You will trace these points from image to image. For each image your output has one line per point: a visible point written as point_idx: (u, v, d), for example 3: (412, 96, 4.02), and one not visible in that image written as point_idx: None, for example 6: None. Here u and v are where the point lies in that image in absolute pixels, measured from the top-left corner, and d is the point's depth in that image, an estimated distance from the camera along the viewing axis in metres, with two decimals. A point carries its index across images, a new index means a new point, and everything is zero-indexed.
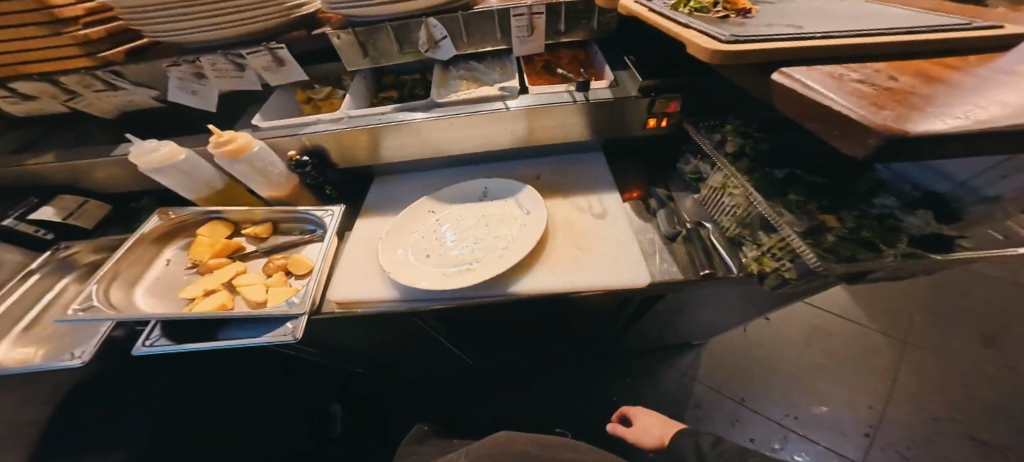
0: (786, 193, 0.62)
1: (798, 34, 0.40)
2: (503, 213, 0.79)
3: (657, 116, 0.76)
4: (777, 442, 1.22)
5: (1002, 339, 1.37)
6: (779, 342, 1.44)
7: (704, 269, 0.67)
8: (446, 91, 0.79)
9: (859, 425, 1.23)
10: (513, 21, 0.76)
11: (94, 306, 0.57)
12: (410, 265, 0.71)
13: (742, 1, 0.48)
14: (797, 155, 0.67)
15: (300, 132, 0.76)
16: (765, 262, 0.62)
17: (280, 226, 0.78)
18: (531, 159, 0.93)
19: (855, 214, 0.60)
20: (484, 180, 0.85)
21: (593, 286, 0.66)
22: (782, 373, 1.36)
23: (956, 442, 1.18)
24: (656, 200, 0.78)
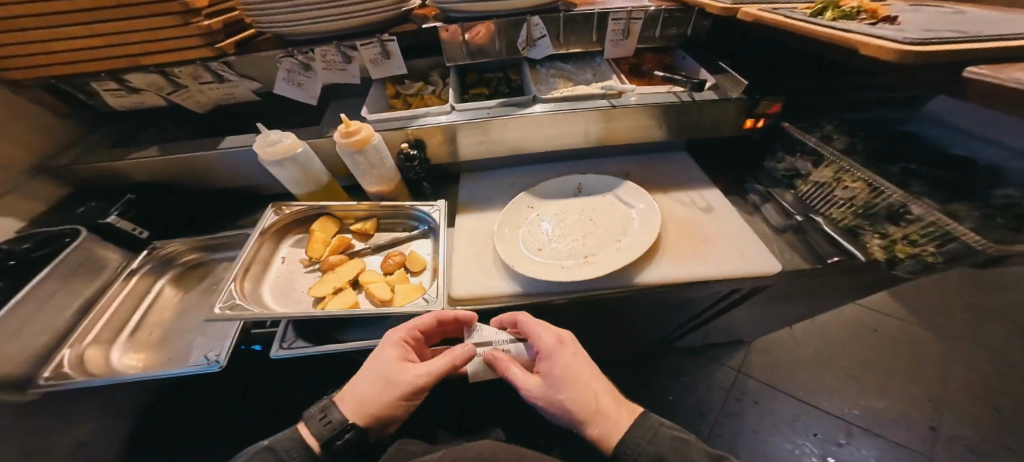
0: (908, 185, 0.65)
1: (970, 38, 0.42)
2: (604, 207, 0.76)
3: (756, 117, 0.79)
4: (841, 436, 1.12)
5: None
6: (826, 339, 1.35)
7: (832, 257, 0.68)
8: (545, 88, 0.80)
9: (922, 418, 1.14)
10: (612, 25, 0.76)
11: (235, 303, 0.54)
12: (524, 258, 0.69)
13: (884, 10, 0.53)
14: (908, 152, 0.71)
15: (411, 124, 0.76)
16: (901, 249, 0.61)
17: (382, 222, 0.78)
18: (614, 157, 0.93)
19: (988, 202, 0.58)
20: (576, 176, 0.83)
21: (724, 274, 0.66)
22: (834, 368, 1.28)
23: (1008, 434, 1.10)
24: (758, 196, 0.82)
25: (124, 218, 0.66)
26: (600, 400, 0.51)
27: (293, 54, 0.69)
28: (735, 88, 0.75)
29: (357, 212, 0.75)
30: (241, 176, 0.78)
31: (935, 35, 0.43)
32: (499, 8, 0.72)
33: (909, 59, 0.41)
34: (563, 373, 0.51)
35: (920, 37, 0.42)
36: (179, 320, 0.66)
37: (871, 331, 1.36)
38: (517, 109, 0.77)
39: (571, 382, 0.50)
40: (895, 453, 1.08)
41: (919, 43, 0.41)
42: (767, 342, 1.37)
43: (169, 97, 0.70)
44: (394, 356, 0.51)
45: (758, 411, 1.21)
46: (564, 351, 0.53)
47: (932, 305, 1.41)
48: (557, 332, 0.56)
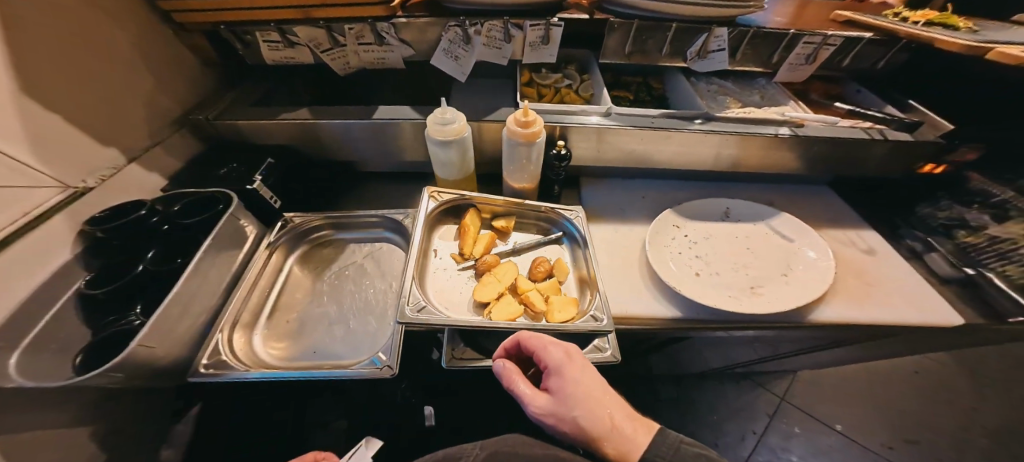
0: None
1: None
2: (761, 238, 0.71)
3: (937, 162, 0.74)
4: None
5: None
6: (881, 378, 1.29)
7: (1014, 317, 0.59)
8: (718, 105, 0.74)
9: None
10: (800, 48, 0.68)
11: (423, 305, 0.50)
12: (684, 281, 0.64)
13: None
14: None
15: (568, 121, 0.70)
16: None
17: (519, 222, 0.73)
18: (749, 182, 0.87)
19: None
20: (724, 199, 0.78)
21: (908, 326, 0.60)
22: (886, 409, 1.23)
23: None
24: (919, 245, 0.74)
25: (266, 184, 0.63)
26: (617, 416, 0.43)
27: (463, 24, 0.62)
28: (934, 130, 0.69)
29: (500, 207, 0.70)
30: (371, 150, 0.73)
31: None
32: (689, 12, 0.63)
33: None
34: (571, 393, 0.44)
35: None
36: (314, 303, 0.64)
37: (912, 372, 1.30)
38: (684, 123, 0.71)
39: (589, 404, 0.44)
40: None
41: None
42: (819, 374, 1.31)
43: (324, 56, 0.63)
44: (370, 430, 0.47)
45: (799, 443, 1.17)
46: (575, 366, 0.47)
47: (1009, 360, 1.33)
48: (564, 345, 0.49)
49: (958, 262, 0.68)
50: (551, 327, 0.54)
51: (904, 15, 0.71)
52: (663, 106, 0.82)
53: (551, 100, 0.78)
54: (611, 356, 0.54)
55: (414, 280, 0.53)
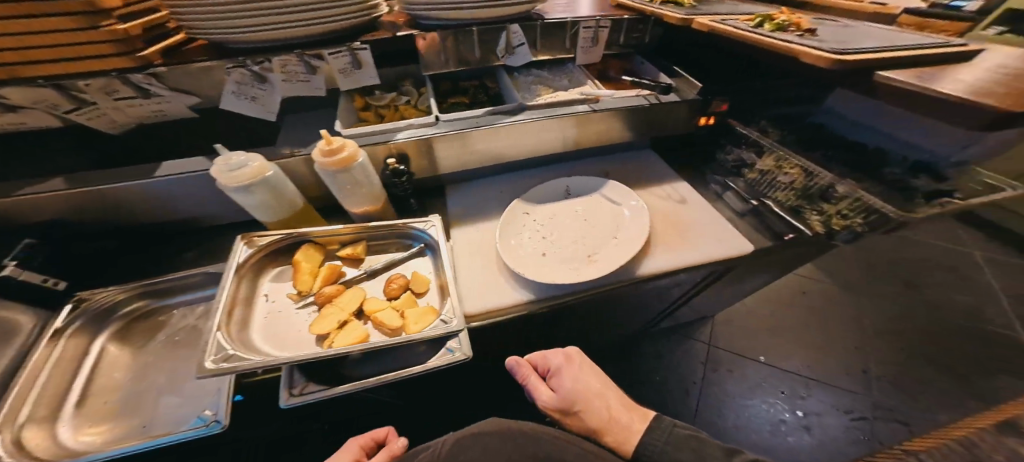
0: (833, 168, 0.77)
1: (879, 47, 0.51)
2: (596, 207, 0.80)
3: (706, 115, 0.88)
4: (803, 390, 1.32)
5: (914, 277, 1.68)
6: (779, 304, 1.59)
7: (788, 235, 0.77)
8: (529, 95, 0.81)
9: (856, 364, 1.38)
10: (583, 32, 0.79)
11: (232, 354, 0.46)
12: (531, 262, 0.69)
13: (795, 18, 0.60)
14: (827, 143, 0.85)
15: (397, 138, 0.70)
16: (836, 222, 0.71)
17: (373, 245, 0.71)
18: (591, 159, 0.97)
19: (879, 180, 0.75)
20: (564, 179, 0.87)
21: (710, 254, 0.73)
22: (787, 330, 1.50)
23: (898, 360, 1.40)
24: (721, 187, 0.90)
25: (27, 268, 0.55)
26: (612, 409, 0.62)
27: (245, 65, 0.59)
28: (690, 88, 0.84)
29: (342, 236, 0.67)
30: (180, 206, 0.66)
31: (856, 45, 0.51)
32: (484, 16, 0.69)
33: (836, 67, 0.46)
34: (572, 386, 0.63)
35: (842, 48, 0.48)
36: (133, 379, 0.57)
37: (794, 294, 1.61)
38: (503, 117, 0.76)
39: (586, 391, 0.63)
40: (838, 398, 1.30)
41: (841, 52, 0.46)
42: (730, 314, 1.55)
43: (67, 115, 0.57)
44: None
45: (733, 381, 1.36)
46: (578, 369, 0.67)
47: (845, 264, 1.73)
48: (565, 352, 0.69)
49: (747, 196, 0.85)
50: (398, 343, 0.53)
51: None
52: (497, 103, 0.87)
53: (393, 118, 0.77)
54: (462, 355, 0.55)
55: (225, 330, 0.49)
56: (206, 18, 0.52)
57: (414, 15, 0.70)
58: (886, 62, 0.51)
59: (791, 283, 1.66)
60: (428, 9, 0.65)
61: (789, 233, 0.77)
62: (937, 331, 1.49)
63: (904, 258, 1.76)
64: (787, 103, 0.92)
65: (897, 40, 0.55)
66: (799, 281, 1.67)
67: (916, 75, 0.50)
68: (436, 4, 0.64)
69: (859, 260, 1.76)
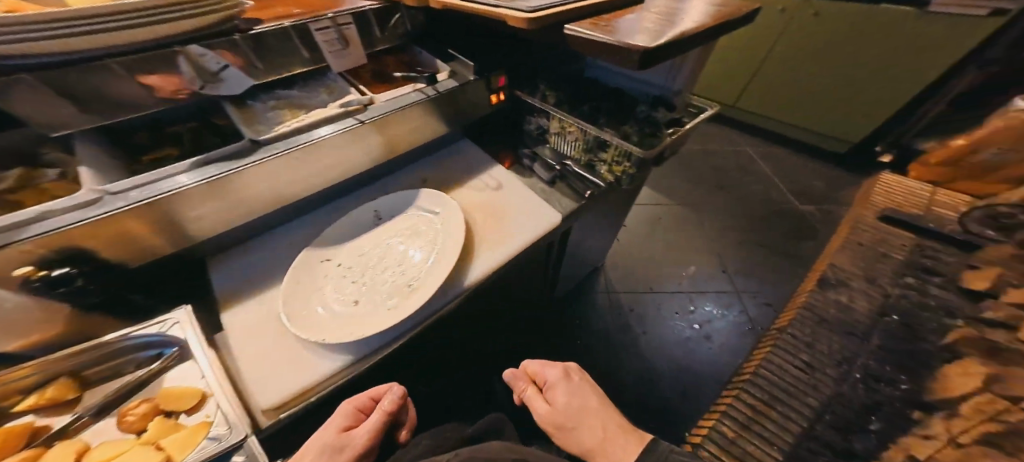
0: (599, 117, 0.85)
1: (562, 0, 0.66)
2: (409, 225, 0.73)
3: (495, 91, 0.88)
4: (688, 304, 1.87)
5: (726, 180, 2.53)
6: (647, 238, 2.18)
7: (586, 191, 0.84)
8: (260, 129, 0.72)
9: (719, 267, 2.04)
10: (320, 35, 0.81)
11: None
12: (329, 324, 0.58)
13: None
14: (596, 93, 0.93)
15: (22, 235, 0.48)
16: (616, 169, 0.81)
17: (83, 376, 0.58)
18: (402, 166, 0.91)
19: (636, 118, 0.85)
20: (369, 202, 0.77)
21: (524, 245, 0.74)
22: (663, 256, 2.09)
23: (735, 247, 2.13)
24: (529, 157, 0.92)
25: None
26: (601, 425, 0.85)
27: None
28: (467, 67, 0.81)
29: (29, 379, 0.54)
30: None
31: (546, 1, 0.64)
32: (141, 40, 0.64)
33: (533, 25, 0.59)
34: (560, 404, 0.91)
35: (533, 9, 0.61)
36: None
37: (659, 218, 2.29)
38: (227, 161, 0.62)
39: (573, 403, 0.90)
40: (714, 297, 1.90)
41: (532, 13, 0.60)
42: (622, 253, 2.10)
43: None
44: (341, 425, 0.63)
45: (638, 316, 1.83)
46: (573, 384, 0.95)
47: (681, 188, 2.47)
48: (561, 368, 0.99)
49: (551, 163, 0.89)
50: None
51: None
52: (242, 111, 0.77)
53: None
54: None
55: None
56: None
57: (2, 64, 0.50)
58: (570, 14, 0.67)
59: (650, 213, 2.32)
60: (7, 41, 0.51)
61: (586, 192, 0.84)
62: (729, 227, 2.23)
63: (713, 165, 2.63)
64: (544, 61, 0.99)
65: None
66: (649, 213, 2.32)
67: (594, 27, 0.65)
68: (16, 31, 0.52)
69: (682, 183, 2.50)
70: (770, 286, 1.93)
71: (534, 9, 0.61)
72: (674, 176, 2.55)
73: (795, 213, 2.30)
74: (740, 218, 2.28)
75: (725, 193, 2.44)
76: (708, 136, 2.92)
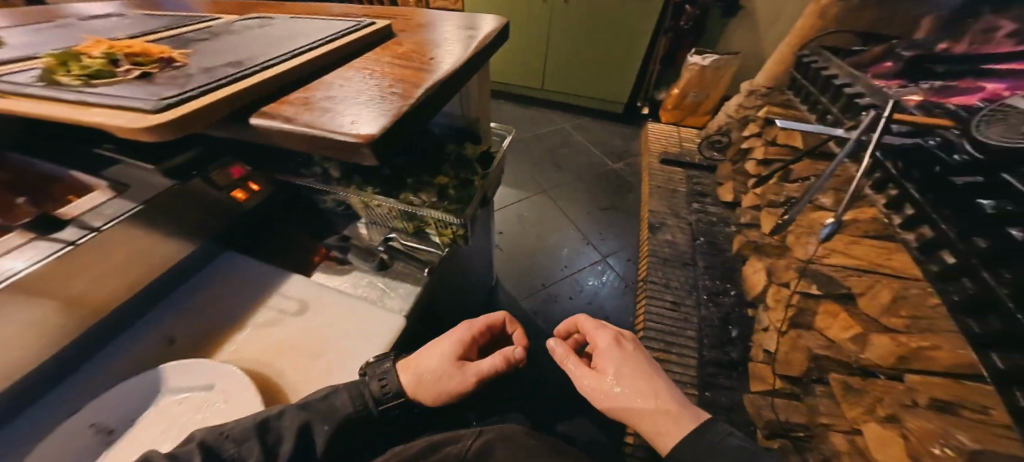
0: (405, 180, 0.84)
1: (222, 84, 0.56)
2: (174, 419, 0.61)
3: (233, 187, 0.81)
4: (578, 284, 1.94)
5: (560, 157, 2.78)
6: (516, 236, 2.17)
7: (426, 268, 0.90)
8: None
9: (585, 238, 2.19)
10: None
11: None
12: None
13: (155, 54, 0.69)
14: (407, 147, 0.92)
15: None
16: (446, 234, 0.88)
17: None
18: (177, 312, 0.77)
19: (445, 165, 0.87)
20: (79, 414, 0.57)
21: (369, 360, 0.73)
22: (538, 246, 2.13)
23: (593, 215, 2.34)
24: (337, 248, 0.93)
25: None
26: (659, 404, 0.72)
27: None
28: (147, 176, 0.67)
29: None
30: None
31: (189, 93, 0.53)
32: None
33: (159, 131, 0.47)
34: (617, 368, 0.79)
35: (161, 106, 0.49)
36: None
37: (519, 214, 2.30)
38: None
39: (630, 372, 0.78)
40: (594, 267, 2.04)
41: (158, 112, 0.48)
42: (505, 261, 2.04)
43: None
44: (455, 353, 0.75)
45: (546, 317, 1.80)
46: (627, 352, 0.83)
47: (524, 177, 2.56)
48: (612, 335, 0.87)
49: (372, 250, 0.92)
50: None
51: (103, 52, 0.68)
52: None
53: None
54: None
55: None
56: None
57: None
58: (241, 98, 0.56)
59: (512, 212, 2.31)
60: None
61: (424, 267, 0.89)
62: (577, 198, 2.45)
63: (546, 147, 2.87)
64: (275, 148, 0.93)
65: (263, 60, 0.66)
66: (512, 211, 2.32)
67: (281, 116, 0.56)
68: None
69: (525, 171, 2.62)
70: (625, 236, 2.23)
71: (163, 107, 0.49)
72: (515, 166, 2.65)
73: (612, 172, 2.74)
74: (581, 187, 2.54)
75: (563, 170, 2.67)
76: (528, 120, 3.15)
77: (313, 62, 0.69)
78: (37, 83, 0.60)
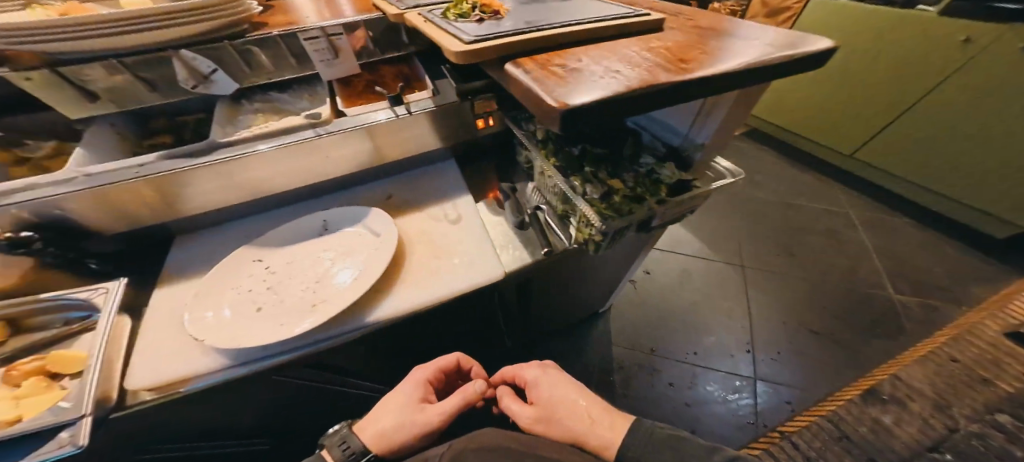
0: (582, 166, 0.71)
1: (520, 29, 0.48)
2: (346, 244, 0.72)
3: (481, 117, 0.83)
4: (691, 379, 1.57)
5: (798, 240, 2.07)
6: (663, 288, 1.90)
7: (545, 248, 0.74)
8: (234, 127, 0.68)
9: (743, 345, 1.66)
10: (309, 44, 0.71)
11: None
12: (231, 324, 0.58)
13: (494, 5, 0.57)
14: (602, 140, 0.76)
15: (5, 203, 0.55)
16: (586, 235, 0.70)
17: (24, 322, 0.59)
18: (379, 180, 0.90)
19: (631, 174, 0.71)
20: (322, 211, 0.77)
21: (442, 300, 0.66)
22: (681, 314, 1.79)
23: (795, 337, 1.68)
24: (503, 195, 0.84)
25: None
26: (591, 412, 0.67)
27: None
28: (451, 89, 0.79)
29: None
30: None
31: (494, 32, 0.49)
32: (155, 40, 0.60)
33: (466, 58, 0.46)
34: (547, 399, 0.72)
35: (479, 35, 0.48)
36: None
37: (684, 269, 1.97)
38: (188, 158, 0.63)
39: (550, 394, 0.73)
40: (728, 381, 1.56)
41: (473, 41, 0.46)
42: (631, 299, 1.87)
43: None
44: (416, 397, 0.71)
45: (639, 381, 1.58)
46: (546, 377, 0.77)
47: (722, 235, 2.13)
48: (538, 365, 0.81)
49: (521, 207, 0.81)
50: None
51: None
52: (94, 64, 0.58)
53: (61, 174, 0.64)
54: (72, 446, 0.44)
55: None
56: None
57: (39, 51, 0.54)
58: (529, 48, 0.48)
59: (678, 264, 2.00)
60: (35, 40, 0.51)
61: (544, 246, 0.74)
62: (784, 295, 1.83)
63: (786, 216, 2.21)
64: None
65: (593, 14, 0.55)
66: (679, 262, 2.01)
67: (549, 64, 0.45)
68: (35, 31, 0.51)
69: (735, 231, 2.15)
70: (812, 381, 1.53)
71: (475, 38, 0.47)
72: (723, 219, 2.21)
73: (867, 298, 1.79)
74: (780, 282, 1.88)
75: (790, 257, 2.00)
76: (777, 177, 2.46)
77: (638, 20, 0.53)
78: None
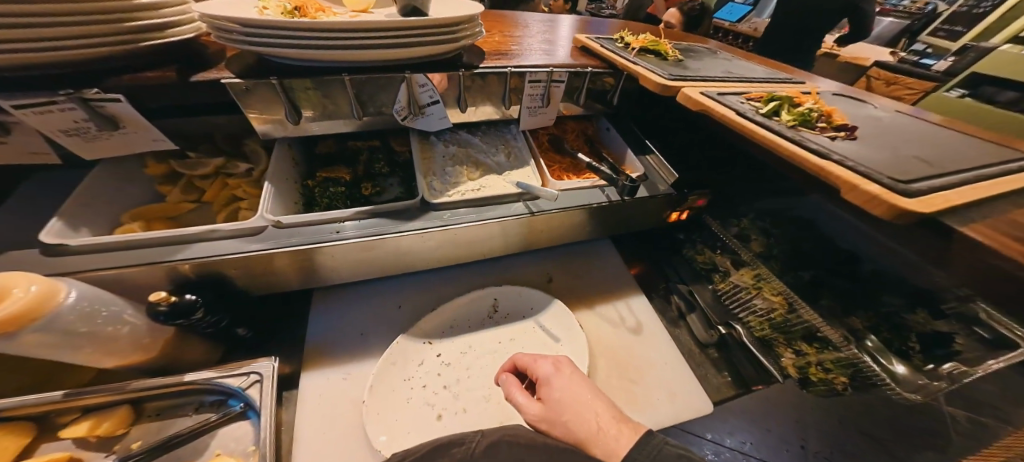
0: (818, 297, 0.59)
1: (942, 180, 0.35)
2: (524, 342, 0.60)
3: (680, 210, 0.70)
4: None
5: None
6: None
7: (757, 385, 0.63)
8: (438, 188, 0.56)
9: None
10: (529, 88, 0.59)
11: None
12: (417, 440, 0.47)
13: (838, 117, 0.44)
14: (820, 255, 0.65)
15: (177, 254, 0.41)
16: (816, 373, 0.59)
17: (147, 404, 0.46)
18: (535, 254, 0.77)
19: (871, 313, 0.56)
20: (491, 287, 0.65)
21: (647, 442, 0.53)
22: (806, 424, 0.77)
23: None
24: (682, 300, 0.76)
25: None
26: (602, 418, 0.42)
27: (76, 103, 0.39)
28: (666, 179, 0.65)
29: (85, 401, 0.43)
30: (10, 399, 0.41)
31: (910, 176, 0.35)
32: (379, 57, 0.49)
33: (904, 216, 0.32)
34: (562, 401, 0.44)
35: (902, 180, 0.34)
36: None
37: None
38: (386, 219, 0.50)
39: (563, 395, 0.44)
40: None
41: (909, 190, 0.32)
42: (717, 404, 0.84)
43: None
44: None
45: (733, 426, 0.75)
46: (564, 376, 0.46)
47: None
48: (554, 357, 0.50)
49: (712, 320, 0.71)
50: None
51: (627, 39, 0.72)
52: (325, 80, 0.48)
53: (223, 204, 0.53)
54: None
55: None
56: (58, 112, 0.39)
57: (257, 49, 0.43)
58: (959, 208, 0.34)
59: None
60: (267, 37, 0.42)
61: (758, 381, 0.63)
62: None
63: None
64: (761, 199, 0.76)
65: (968, 156, 0.42)
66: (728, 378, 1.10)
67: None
68: (273, 29, 0.41)
69: None
70: None
71: (902, 184, 0.33)
72: None
73: None
74: None
75: None
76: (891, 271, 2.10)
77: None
78: (631, 54, 0.65)
